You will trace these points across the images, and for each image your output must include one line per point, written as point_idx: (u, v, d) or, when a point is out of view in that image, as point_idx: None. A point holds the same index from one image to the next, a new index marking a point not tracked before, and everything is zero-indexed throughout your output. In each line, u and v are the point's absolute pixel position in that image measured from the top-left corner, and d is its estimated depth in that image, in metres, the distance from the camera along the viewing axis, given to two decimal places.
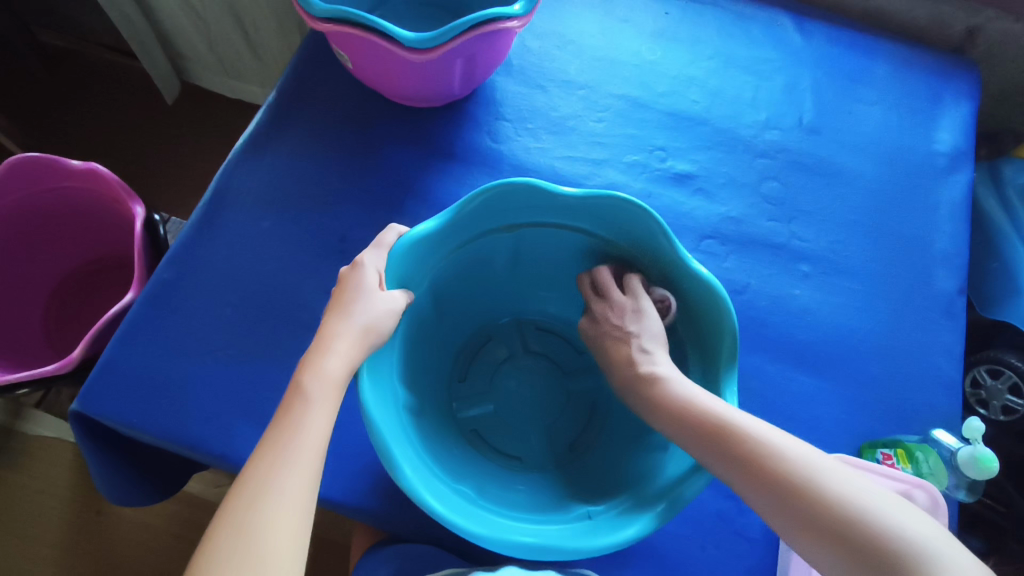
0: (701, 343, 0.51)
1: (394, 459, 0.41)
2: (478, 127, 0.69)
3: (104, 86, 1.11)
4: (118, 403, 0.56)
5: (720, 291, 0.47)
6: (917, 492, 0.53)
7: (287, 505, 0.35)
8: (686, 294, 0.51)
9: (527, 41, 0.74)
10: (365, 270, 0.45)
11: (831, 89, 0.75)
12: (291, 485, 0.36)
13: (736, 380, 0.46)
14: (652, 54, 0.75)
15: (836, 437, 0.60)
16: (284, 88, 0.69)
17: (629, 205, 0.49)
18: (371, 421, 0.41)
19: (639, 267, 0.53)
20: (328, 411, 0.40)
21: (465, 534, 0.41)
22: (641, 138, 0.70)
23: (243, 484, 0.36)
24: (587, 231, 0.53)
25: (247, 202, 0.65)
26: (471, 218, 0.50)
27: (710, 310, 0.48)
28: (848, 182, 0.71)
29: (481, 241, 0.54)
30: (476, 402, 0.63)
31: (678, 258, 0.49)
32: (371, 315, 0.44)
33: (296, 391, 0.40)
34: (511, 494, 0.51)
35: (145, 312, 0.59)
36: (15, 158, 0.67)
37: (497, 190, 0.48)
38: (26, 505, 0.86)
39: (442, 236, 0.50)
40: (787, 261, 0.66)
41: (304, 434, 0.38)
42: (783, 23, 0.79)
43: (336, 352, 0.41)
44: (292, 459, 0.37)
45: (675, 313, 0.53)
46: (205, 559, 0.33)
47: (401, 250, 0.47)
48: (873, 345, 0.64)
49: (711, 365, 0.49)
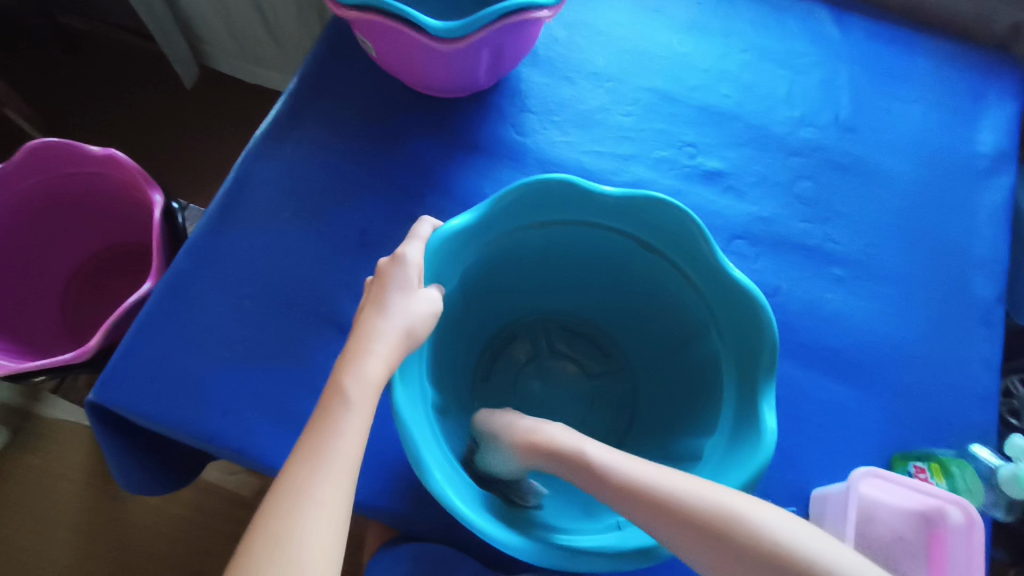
0: (739, 353, 0.48)
1: (424, 463, 0.40)
2: (503, 119, 0.67)
3: (123, 69, 1.10)
4: (136, 394, 0.55)
5: (760, 298, 0.45)
6: (950, 508, 0.51)
7: (324, 514, 0.34)
8: (722, 299, 0.48)
9: (555, 30, 0.72)
10: (405, 267, 0.44)
11: (869, 85, 0.73)
12: (329, 494, 0.35)
13: (774, 393, 0.44)
14: (683, 46, 0.72)
15: (867, 448, 0.58)
16: (305, 76, 0.68)
17: (666, 204, 0.47)
18: (404, 427, 0.41)
19: (673, 269, 0.51)
20: (366, 417, 0.38)
21: (493, 541, 0.39)
22: (670, 133, 0.68)
23: (279, 492, 0.35)
24: (620, 231, 0.51)
25: (267, 192, 0.63)
26: (504, 214, 0.49)
27: (749, 318, 0.46)
28: (885, 183, 0.68)
29: (511, 239, 0.52)
30: (498, 402, 0.61)
31: (717, 262, 0.47)
32: (409, 316, 0.42)
33: (336, 394, 0.39)
34: (534, 499, 0.49)
35: (164, 302, 0.59)
36: (33, 142, 0.66)
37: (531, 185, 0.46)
38: (43, 487, 0.87)
39: (473, 233, 0.48)
40: (819, 264, 0.64)
41: (342, 439, 0.37)
42: (820, 15, 0.76)
43: (375, 356, 0.40)
44: (329, 466, 0.36)
45: (708, 320, 0.51)
46: (242, 570, 0.33)
47: (436, 245, 0.45)
48: (907, 353, 0.62)
49: (746, 377, 0.46)
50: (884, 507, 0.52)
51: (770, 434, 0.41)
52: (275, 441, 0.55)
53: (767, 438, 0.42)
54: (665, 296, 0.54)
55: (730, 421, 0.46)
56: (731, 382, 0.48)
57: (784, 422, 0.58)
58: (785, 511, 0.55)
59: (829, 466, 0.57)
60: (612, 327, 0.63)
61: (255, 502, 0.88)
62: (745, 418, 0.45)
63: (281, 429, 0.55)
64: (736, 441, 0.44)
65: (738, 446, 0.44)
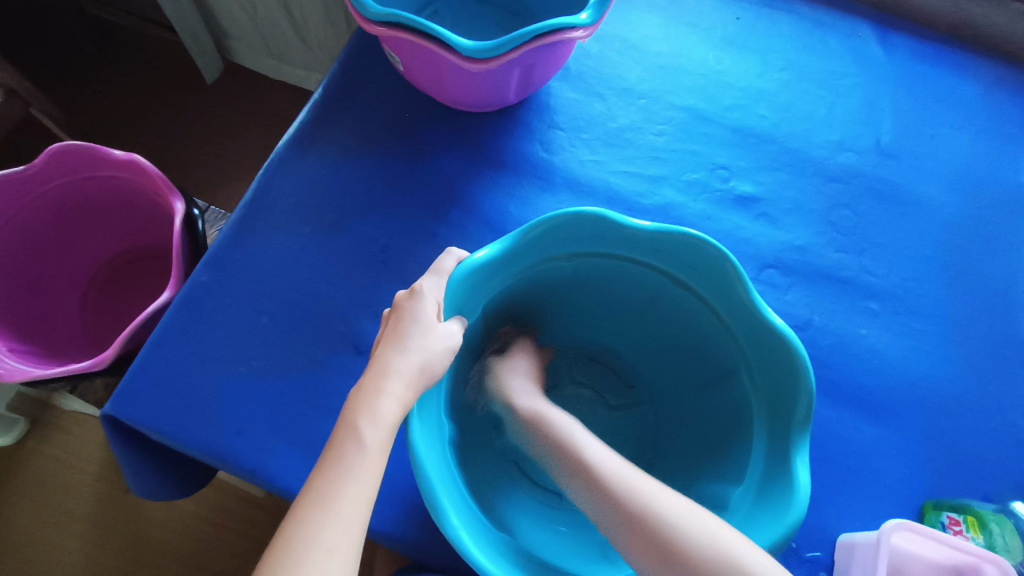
0: (772, 400, 0.46)
1: (440, 508, 0.39)
2: (530, 136, 0.65)
3: (148, 63, 1.10)
4: (151, 408, 0.55)
5: (797, 345, 0.43)
6: (986, 566, 0.47)
7: (333, 565, 0.33)
8: (757, 342, 0.47)
9: (587, 44, 0.70)
10: (423, 302, 0.43)
11: (913, 108, 0.69)
12: (339, 543, 0.33)
13: (807, 448, 0.42)
14: (719, 63, 0.70)
15: (900, 494, 0.55)
16: (330, 85, 0.66)
17: (699, 242, 0.46)
18: (421, 469, 0.39)
19: (706, 308, 0.50)
20: (379, 461, 0.37)
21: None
22: (703, 154, 0.66)
23: (288, 539, 0.33)
24: (650, 266, 0.50)
25: (287, 204, 0.62)
26: (532, 245, 0.48)
27: (785, 365, 0.44)
28: (927, 214, 0.65)
29: (537, 269, 0.51)
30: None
31: (753, 305, 0.45)
32: (426, 355, 0.42)
33: (349, 434, 0.38)
34: (551, 539, 0.48)
35: (182, 315, 0.58)
36: (57, 145, 0.65)
37: (560, 218, 0.45)
38: (58, 480, 0.87)
39: (498, 265, 0.47)
40: (854, 297, 0.62)
41: (355, 484, 0.35)
42: (864, 34, 0.73)
43: (389, 395, 0.39)
44: (340, 512, 0.34)
45: (739, 361, 0.49)
46: None
47: (460, 278, 0.45)
48: (945, 395, 0.59)
49: (780, 427, 0.45)
50: (916, 561, 0.49)
51: (802, 490, 0.40)
52: (287, 462, 0.54)
53: (799, 493, 0.40)
54: (696, 332, 0.53)
55: (759, 472, 0.44)
56: (762, 430, 0.46)
57: (812, 464, 0.56)
58: (809, 557, 0.53)
59: (858, 512, 0.54)
60: (636, 358, 0.61)
61: (266, 505, 0.87)
62: (777, 472, 0.43)
63: (294, 450, 0.54)
64: (766, 495, 0.43)
65: (768, 500, 0.42)
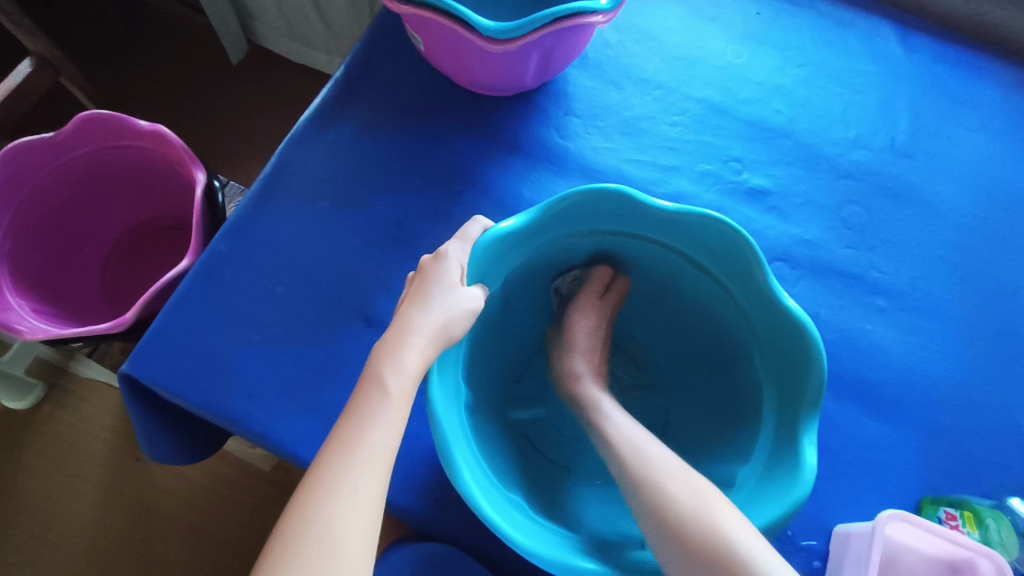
0: (783, 381, 0.48)
1: (454, 465, 0.40)
2: (546, 122, 0.66)
3: (175, 41, 1.11)
4: (167, 370, 0.56)
5: (809, 326, 0.44)
6: (981, 561, 0.47)
7: (359, 500, 0.35)
8: (770, 324, 0.48)
9: (606, 34, 0.70)
10: (446, 264, 0.45)
11: (931, 109, 0.70)
12: (365, 481, 0.36)
13: (816, 427, 0.43)
14: (737, 57, 0.70)
15: (897, 489, 0.56)
16: (351, 65, 0.68)
17: (719, 223, 0.47)
18: (438, 424, 0.41)
19: (721, 290, 0.52)
20: (401, 410, 0.39)
21: (520, 550, 0.39)
22: (717, 146, 0.66)
23: (316, 475, 0.36)
24: (672, 246, 0.52)
25: (306, 179, 0.64)
26: (556, 220, 0.49)
27: (798, 349, 0.45)
28: (939, 213, 0.65)
29: (560, 243, 0.53)
30: (527, 405, 0.61)
31: (768, 288, 0.46)
32: (447, 315, 0.43)
33: (374, 382, 0.40)
34: (559, 506, 0.49)
35: (199, 282, 0.60)
36: (84, 114, 0.67)
37: (585, 193, 0.47)
38: (71, 444, 0.90)
39: (523, 235, 0.49)
40: (861, 293, 0.62)
41: (380, 427, 0.38)
42: (884, 33, 0.73)
43: (411, 347, 0.41)
44: (363, 454, 0.36)
45: (753, 343, 0.51)
46: (278, 549, 0.33)
47: (486, 244, 0.46)
48: (948, 393, 0.59)
49: (790, 407, 0.46)
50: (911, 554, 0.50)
51: (809, 471, 0.40)
52: (296, 428, 0.55)
53: (805, 473, 0.40)
54: (712, 314, 0.55)
55: (767, 451, 0.46)
56: (771, 409, 0.48)
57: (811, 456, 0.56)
58: (804, 545, 0.53)
59: (855, 505, 0.55)
60: (647, 339, 0.64)
61: (272, 477, 0.89)
62: (784, 449, 0.44)
63: (304, 417, 0.55)
64: (773, 473, 0.44)
65: (772, 479, 0.43)
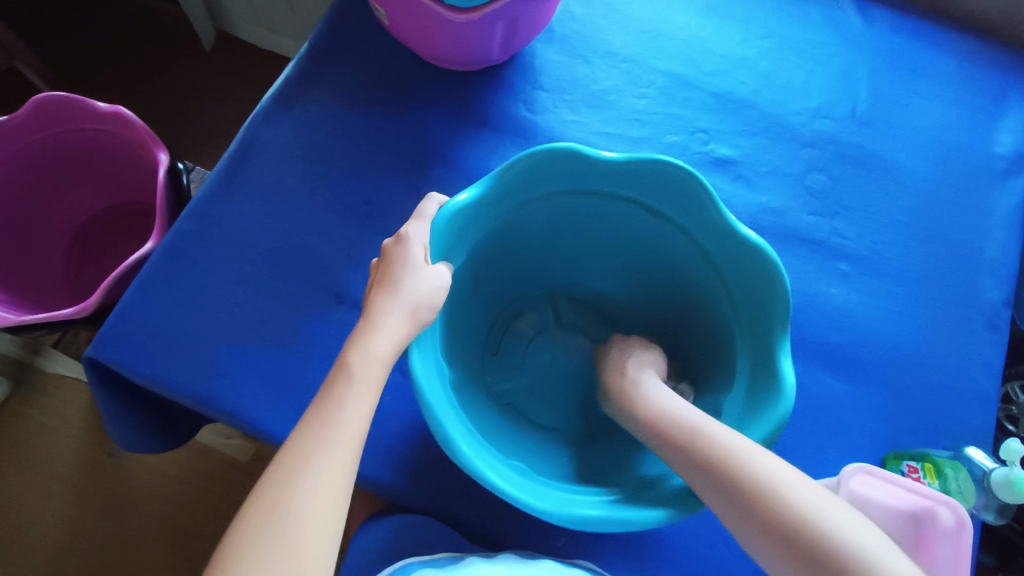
0: (753, 320, 0.49)
1: (452, 440, 0.40)
2: (514, 96, 0.66)
3: (134, 25, 1.08)
4: (133, 353, 0.55)
5: (771, 256, 0.46)
6: (940, 509, 0.48)
7: (325, 481, 0.35)
8: (736, 265, 0.50)
9: (572, 8, 0.70)
10: (411, 248, 0.45)
11: (889, 77, 0.71)
12: (331, 461, 0.36)
13: (787, 347, 0.45)
14: (701, 30, 0.71)
15: (861, 445, 0.57)
16: (315, 41, 0.67)
17: (676, 170, 0.48)
18: (421, 395, 0.41)
19: (685, 237, 0.53)
20: (371, 393, 0.39)
21: (538, 512, 0.40)
22: (684, 118, 0.67)
23: (284, 459, 0.36)
24: (631, 201, 0.53)
25: (271, 158, 0.63)
26: (514, 184, 0.50)
27: (763, 283, 0.47)
28: (897, 179, 0.67)
29: (522, 209, 0.53)
30: (509, 375, 0.62)
31: (727, 227, 0.48)
32: (416, 295, 0.43)
33: (342, 369, 0.40)
34: (551, 466, 0.50)
35: (163, 264, 0.58)
36: (39, 96, 0.65)
37: (539, 155, 0.48)
38: (39, 441, 0.88)
39: (484, 205, 0.49)
40: (825, 258, 0.63)
41: (348, 412, 0.38)
42: (845, 5, 0.74)
43: (381, 333, 0.41)
44: (332, 437, 0.37)
45: (721, 288, 0.52)
46: (242, 529, 0.33)
47: (442, 222, 0.46)
48: (909, 352, 0.61)
49: (761, 344, 0.48)
50: (877, 509, 0.49)
51: (789, 387, 0.43)
52: (267, 407, 0.55)
53: (787, 391, 0.43)
54: (679, 266, 0.56)
55: (744, 388, 0.48)
56: (746, 348, 0.49)
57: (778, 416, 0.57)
58: None
59: (822, 461, 0.56)
60: (622, 297, 0.64)
61: (250, 466, 0.88)
62: (760, 383, 0.46)
63: (274, 397, 0.55)
64: (755, 407, 0.45)
65: (753, 407, 0.46)
